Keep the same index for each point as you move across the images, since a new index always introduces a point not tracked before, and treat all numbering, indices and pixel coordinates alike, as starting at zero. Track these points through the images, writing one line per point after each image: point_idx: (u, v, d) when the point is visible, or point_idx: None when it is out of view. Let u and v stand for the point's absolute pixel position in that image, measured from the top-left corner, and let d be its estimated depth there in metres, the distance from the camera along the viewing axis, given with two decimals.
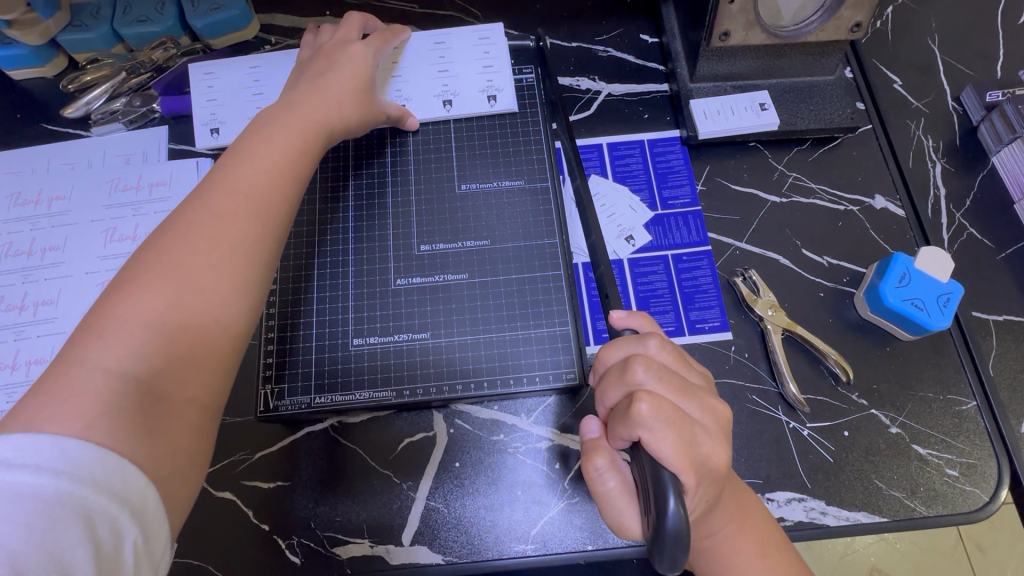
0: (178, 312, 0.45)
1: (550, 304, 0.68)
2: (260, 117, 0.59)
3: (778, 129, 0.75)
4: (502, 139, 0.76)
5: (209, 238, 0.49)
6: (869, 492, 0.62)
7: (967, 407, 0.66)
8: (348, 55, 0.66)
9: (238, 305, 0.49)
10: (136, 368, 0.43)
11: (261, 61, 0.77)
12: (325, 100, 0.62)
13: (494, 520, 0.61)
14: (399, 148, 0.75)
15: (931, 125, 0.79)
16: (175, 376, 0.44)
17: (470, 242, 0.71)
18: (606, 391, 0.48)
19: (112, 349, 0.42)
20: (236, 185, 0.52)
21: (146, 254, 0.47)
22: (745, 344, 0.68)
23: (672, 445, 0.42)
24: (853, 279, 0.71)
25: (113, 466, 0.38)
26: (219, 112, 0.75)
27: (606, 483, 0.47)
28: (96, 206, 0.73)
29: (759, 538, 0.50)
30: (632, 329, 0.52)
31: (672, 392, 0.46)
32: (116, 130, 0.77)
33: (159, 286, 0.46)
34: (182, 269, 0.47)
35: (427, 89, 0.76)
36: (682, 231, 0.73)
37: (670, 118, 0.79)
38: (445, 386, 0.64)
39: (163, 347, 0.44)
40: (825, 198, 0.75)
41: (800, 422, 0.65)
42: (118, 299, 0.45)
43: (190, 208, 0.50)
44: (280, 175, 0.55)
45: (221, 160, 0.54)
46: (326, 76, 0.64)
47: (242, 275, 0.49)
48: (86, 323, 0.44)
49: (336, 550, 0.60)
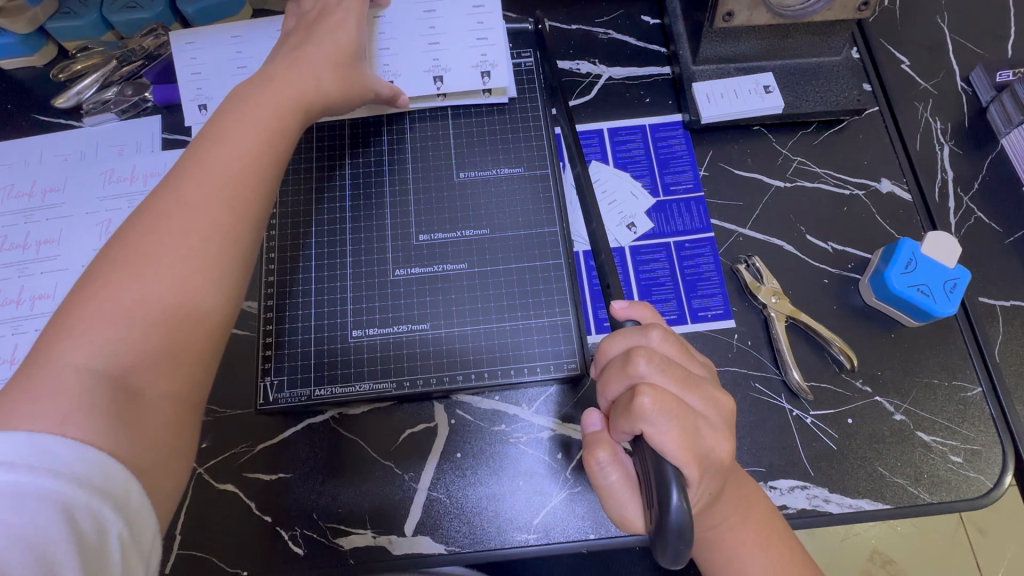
0: (150, 305, 0.45)
1: (551, 293, 0.67)
2: (232, 95, 0.57)
3: (784, 112, 0.74)
4: (501, 126, 0.74)
5: (181, 228, 0.48)
6: (872, 479, 0.62)
7: (973, 393, 0.65)
8: (328, 32, 0.64)
9: (215, 297, 0.48)
10: (109, 364, 0.42)
11: (243, 31, 0.75)
12: (303, 78, 0.60)
13: (497, 509, 0.61)
14: (395, 135, 0.74)
15: (939, 107, 0.77)
16: (150, 369, 0.44)
17: (460, 232, 0.70)
18: (607, 383, 0.47)
19: (83, 346, 0.42)
20: (206, 170, 0.50)
21: (117, 247, 0.47)
22: (748, 332, 0.67)
23: (676, 440, 0.42)
24: (858, 265, 0.70)
25: (94, 460, 0.38)
26: (205, 88, 0.74)
27: (607, 477, 0.47)
28: (91, 198, 0.72)
29: (763, 529, 0.50)
30: (634, 319, 0.51)
31: (675, 384, 0.45)
32: (109, 120, 0.76)
33: (138, 278, 0.45)
34: (154, 260, 0.46)
35: (416, 63, 0.72)
36: (685, 217, 0.72)
37: (672, 102, 0.78)
38: (445, 376, 0.64)
39: (139, 340, 0.44)
40: (830, 182, 0.74)
41: (804, 410, 0.64)
42: (89, 295, 0.44)
43: (164, 193, 0.49)
44: (257, 162, 0.53)
45: (193, 146, 0.52)
46: (307, 56, 0.61)
47: (223, 267, 0.49)
48: (58, 321, 0.44)
49: (339, 541, 0.60)
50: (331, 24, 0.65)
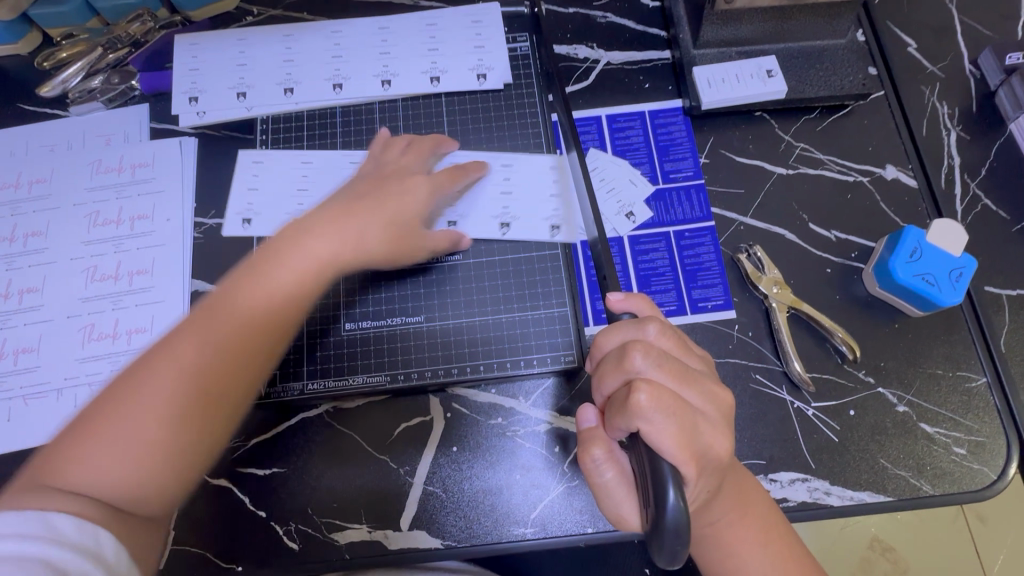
0: (153, 441, 0.46)
1: (548, 285, 0.66)
2: (288, 227, 0.58)
3: (786, 97, 0.72)
4: (497, 112, 0.73)
5: (201, 364, 0.49)
6: (874, 471, 0.61)
7: (977, 383, 0.64)
8: (399, 191, 0.62)
9: (206, 439, 0.49)
10: (111, 486, 0.44)
11: (313, 157, 0.70)
12: (353, 229, 0.58)
13: (494, 504, 0.60)
14: (389, 124, 0.72)
15: (947, 91, 0.75)
16: (145, 495, 0.46)
17: (507, 222, 0.67)
18: (603, 379, 0.46)
19: (91, 466, 0.44)
20: (237, 308, 0.52)
21: (138, 369, 0.48)
22: (749, 323, 0.66)
23: (673, 437, 0.41)
24: (862, 253, 0.69)
25: (87, 530, 0.40)
26: (255, 204, 0.68)
27: (603, 475, 0.46)
28: (78, 189, 0.71)
29: (762, 525, 0.49)
30: (630, 312, 0.50)
31: (672, 380, 0.44)
32: (95, 109, 0.74)
33: (143, 404, 0.46)
34: (166, 395, 0.47)
35: (484, 206, 0.68)
36: (685, 206, 0.70)
37: (672, 87, 0.76)
38: (441, 370, 0.63)
39: (139, 470, 0.45)
40: (834, 169, 0.72)
41: (805, 402, 0.63)
42: (105, 416, 0.46)
43: (198, 321, 0.51)
44: (284, 315, 0.53)
45: (234, 277, 0.54)
46: (374, 194, 0.61)
47: (220, 413, 0.49)
48: (75, 429, 0.46)
49: (334, 536, 0.60)
50: (405, 186, 0.62)
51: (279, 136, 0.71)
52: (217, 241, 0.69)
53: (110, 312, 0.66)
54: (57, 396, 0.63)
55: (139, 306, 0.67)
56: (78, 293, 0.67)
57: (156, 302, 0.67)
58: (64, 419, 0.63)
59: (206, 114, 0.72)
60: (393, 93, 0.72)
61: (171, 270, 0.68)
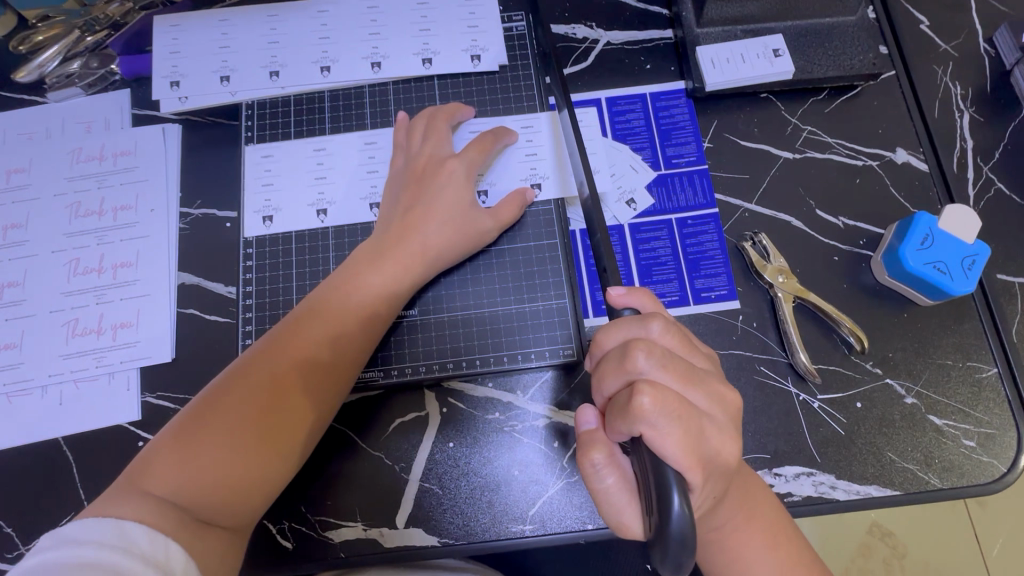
0: (234, 451, 0.49)
1: (546, 275, 0.64)
2: (356, 253, 0.60)
3: (793, 78, 0.69)
4: (492, 95, 0.70)
5: (281, 381, 0.52)
6: (881, 464, 0.60)
7: (988, 374, 0.62)
8: (444, 189, 0.62)
9: (283, 461, 0.51)
10: (189, 492, 0.47)
11: (327, 144, 0.68)
12: (413, 245, 0.60)
13: (492, 500, 0.59)
14: (379, 108, 0.69)
15: (960, 70, 0.72)
16: (220, 504, 0.48)
17: (536, 182, 0.66)
18: (604, 378, 0.44)
19: (178, 471, 0.47)
20: (314, 332, 0.55)
21: (229, 382, 0.52)
22: (754, 314, 0.64)
23: (678, 442, 0.39)
24: (870, 241, 0.67)
25: (158, 540, 0.42)
26: (274, 198, 0.66)
27: (604, 480, 0.44)
28: (58, 179, 0.68)
29: (768, 528, 0.47)
30: (633, 308, 0.48)
31: (676, 381, 0.42)
32: (75, 95, 0.71)
33: (233, 424, 0.50)
34: (249, 409, 0.51)
35: (514, 172, 0.66)
36: (688, 191, 0.68)
37: (674, 68, 0.72)
38: (436, 364, 0.62)
39: (218, 479, 0.48)
40: (842, 153, 0.69)
41: (811, 394, 0.62)
42: (196, 425, 0.49)
43: (280, 345, 0.54)
44: (355, 335, 0.56)
45: (313, 298, 0.58)
46: (429, 200, 0.61)
47: (297, 436, 0.52)
48: (168, 436, 0.49)
49: (329, 534, 0.58)
50: (445, 179, 0.62)
51: (265, 122, 0.69)
52: (205, 232, 0.67)
53: (94, 307, 0.64)
54: (41, 394, 0.62)
55: (124, 300, 0.65)
56: (61, 287, 0.65)
57: (142, 296, 0.65)
58: (50, 417, 0.61)
59: (189, 100, 0.68)
60: (384, 76, 0.69)
61: (157, 263, 0.66)
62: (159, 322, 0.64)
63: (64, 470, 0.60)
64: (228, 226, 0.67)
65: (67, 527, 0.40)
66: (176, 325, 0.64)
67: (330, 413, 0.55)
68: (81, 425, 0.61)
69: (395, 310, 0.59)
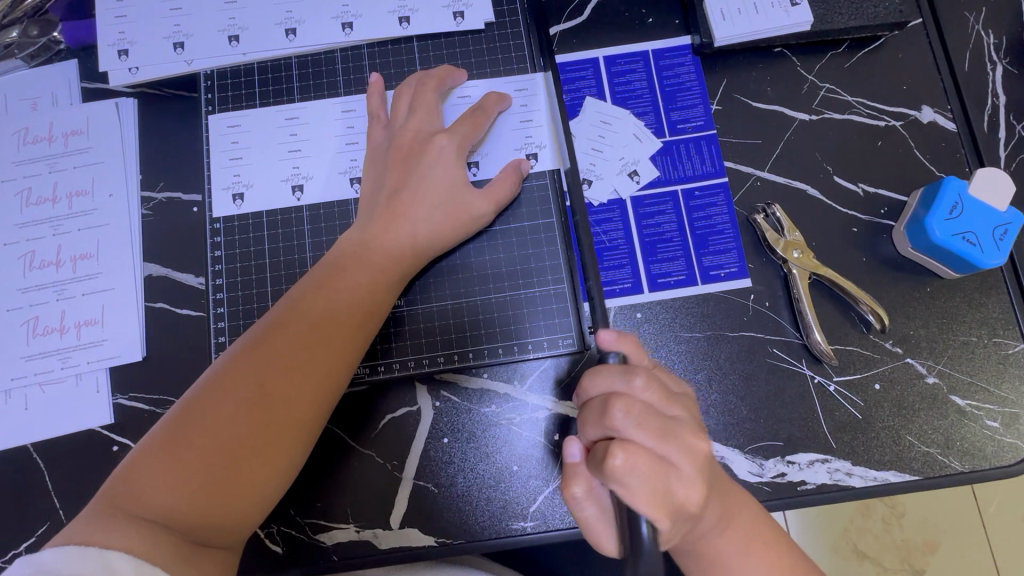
0: (222, 465, 0.45)
1: (542, 258, 0.59)
2: (341, 243, 0.55)
3: (811, 30, 0.62)
4: (478, 58, 0.63)
5: (266, 386, 0.48)
6: (899, 448, 0.57)
7: (1014, 350, 0.59)
8: (433, 169, 0.56)
9: (278, 473, 0.47)
10: (174, 512, 0.43)
11: (299, 112, 0.62)
12: (400, 234, 0.55)
13: (491, 497, 0.56)
14: (354, 75, 0.63)
15: (994, 16, 0.66)
16: (208, 523, 0.44)
17: (532, 151, 0.61)
18: (584, 425, 0.42)
19: (161, 489, 0.44)
20: (299, 330, 0.50)
21: (211, 388, 0.48)
22: (766, 292, 0.60)
23: (647, 500, 0.37)
24: (892, 209, 0.62)
25: (143, 571, 0.39)
26: (244, 173, 0.61)
27: (583, 510, 0.43)
28: (4, 163, 0.62)
29: (746, 535, 0.46)
30: (619, 353, 0.45)
31: (652, 439, 0.39)
32: (16, 68, 0.64)
33: (217, 437, 0.46)
34: (233, 418, 0.46)
35: (507, 141, 0.61)
36: (695, 160, 0.62)
37: (679, 21, 0.65)
38: (426, 358, 0.57)
39: (204, 497, 0.44)
40: (863, 113, 0.63)
41: (826, 376, 0.58)
42: (177, 437, 0.45)
43: (264, 345, 0.49)
44: (346, 332, 0.51)
45: (298, 292, 0.53)
46: (419, 180, 0.56)
47: (291, 446, 0.48)
48: (150, 446, 0.46)
49: (320, 537, 0.56)
50: (434, 158, 0.56)
51: (228, 93, 0.62)
52: (170, 218, 0.62)
53: (55, 304, 0.59)
54: (5, 399, 0.58)
55: (87, 296, 0.60)
56: (17, 280, 0.60)
57: (106, 290, 0.60)
58: (16, 424, 0.57)
59: (140, 71, 0.61)
60: (357, 39, 0.62)
61: (119, 254, 0.60)
62: (126, 319, 0.59)
63: (35, 479, 0.56)
64: (195, 211, 0.62)
65: (44, 553, 0.39)
66: (145, 321, 0.59)
67: (327, 415, 0.51)
68: (50, 430, 0.57)
69: (387, 305, 0.55)
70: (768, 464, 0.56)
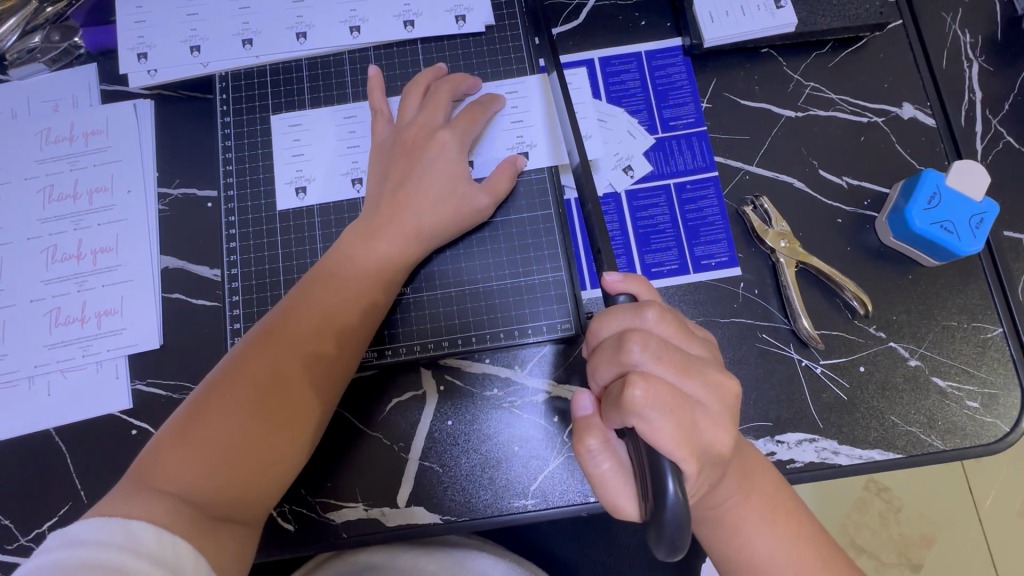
0: (242, 443, 0.48)
1: (541, 248, 0.62)
2: (351, 227, 0.58)
3: (795, 31, 0.66)
4: (479, 59, 0.66)
5: (281, 370, 0.51)
6: (884, 428, 0.59)
7: (993, 334, 0.61)
8: (436, 162, 0.59)
9: (294, 451, 0.50)
10: (197, 488, 0.46)
11: (305, 117, 0.65)
12: (405, 228, 0.58)
13: (493, 477, 0.58)
14: (361, 76, 0.66)
15: (970, 17, 0.69)
16: (231, 499, 0.47)
17: (524, 150, 0.63)
18: (597, 368, 0.43)
19: (184, 467, 0.46)
20: (313, 319, 0.53)
21: (228, 372, 0.50)
22: (755, 280, 0.63)
23: (672, 436, 0.37)
24: (875, 201, 0.65)
25: (167, 540, 0.41)
26: (306, 169, 0.64)
27: (599, 465, 0.42)
28: (27, 162, 0.65)
29: (769, 503, 0.48)
30: (628, 294, 0.45)
31: (673, 372, 0.40)
32: (39, 72, 0.67)
33: (237, 418, 0.48)
34: (250, 399, 0.49)
35: (501, 140, 0.63)
36: (686, 155, 0.65)
37: (670, 23, 0.69)
38: (431, 342, 0.60)
39: (227, 473, 0.47)
40: (846, 110, 0.66)
41: (813, 360, 0.61)
42: (197, 419, 0.48)
43: (276, 332, 0.52)
44: (354, 319, 0.54)
45: (307, 282, 0.56)
46: (421, 174, 0.59)
47: (307, 426, 0.51)
48: (171, 429, 0.48)
49: (330, 515, 0.58)
50: (436, 151, 0.59)
51: (241, 94, 0.65)
52: (186, 213, 0.65)
53: (76, 295, 0.62)
54: (28, 385, 0.60)
55: (107, 287, 0.62)
56: (40, 273, 0.63)
57: (124, 282, 0.63)
58: (39, 409, 0.60)
59: (158, 73, 0.65)
60: (364, 42, 0.65)
61: (138, 247, 0.63)
62: (145, 309, 0.62)
63: (58, 462, 0.59)
64: (209, 206, 0.65)
65: (75, 526, 0.40)
66: (163, 311, 0.62)
67: (338, 397, 0.54)
68: (71, 415, 0.60)
69: (394, 289, 0.58)
70: (758, 443, 0.59)
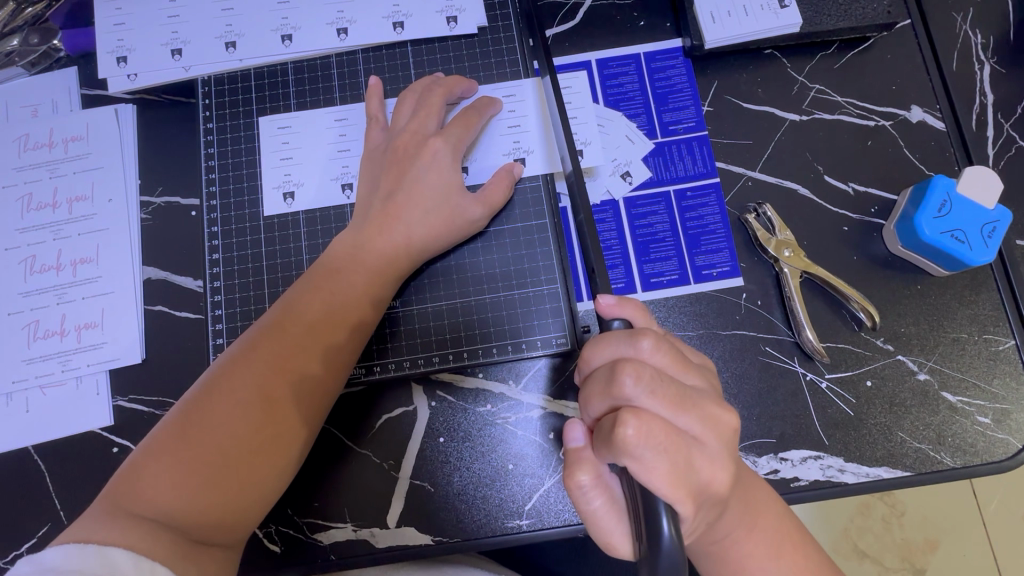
0: (223, 463, 0.46)
1: (536, 259, 0.60)
2: (338, 241, 0.56)
3: (800, 32, 0.63)
4: (471, 63, 0.64)
5: (264, 386, 0.49)
6: (891, 445, 0.57)
7: (1005, 347, 0.59)
8: (426, 171, 0.57)
9: (279, 471, 0.48)
10: (176, 510, 0.44)
11: (292, 121, 0.63)
12: (394, 239, 0.55)
13: (487, 496, 0.56)
14: (349, 80, 0.63)
15: (981, 16, 0.66)
16: (212, 521, 0.45)
17: (521, 156, 0.61)
18: (590, 400, 0.40)
19: (164, 489, 0.44)
20: (298, 333, 0.51)
21: (211, 389, 0.48)
22: (758, 291, 0.60)
23: (665, 477, 0.35)
24: (882, 208, 0.62)
25: (144, 565, 0.39)
26: (295, 173, 0.61)
27: (591, 503, 0.39)
28: (5, 169, 0.63)
29: (773, 535, 0.46)
30: (622, 320, 0.43)
31: (668, 407, 0.38)
32: (16, 75, 0.65)
33: (218, 437, 0.46)
34: (232, 418, 0.47)
35: (496, 146, 0.61)
36: (686, 161, 0.63)
37: (670, 24, 0.66)
38: (420, 358, 0.58)
39: (207, 495, 0.45)
40: (853, 113, 0.64)
41: (818, 373, 0.58)
42: (177, 438, 0.46)
43: (261, 347, 0.50)
44: (341, 333, 0.52)
45: (292, 295, 0.54)
46: (411, 184, 0.57)
47: (291, 444, 0.49)
48: (150, 447, 0.46)
49: (319, 536, 0.56)
50: (427, 159, 0.57)
51: (225, 99, 0.63)
52: (169, 223, 0.62)
53: (55, 307, 0.60)
54: (6, 401, 0.58)
55: (88, 298, 0.60)
56: (18, 284, 0.60)
57: (105, 294, 0.61)
58: (17, 426, 0.58)
59: (138, 77, 0.62)
60: (352, 44, 0.63)
61: (119, 257, 0.61)
62: (126, 322, 0.60)
63: (36, 480, 0.57)
64: (193, 215, 0.62)
65: (45, 553, 0.38)
66: (145, 324, 0.60)
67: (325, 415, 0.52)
68: (51, 432, 0.58)
69: (382, 305, 0.56)
70: (761, 461, 0.57)
